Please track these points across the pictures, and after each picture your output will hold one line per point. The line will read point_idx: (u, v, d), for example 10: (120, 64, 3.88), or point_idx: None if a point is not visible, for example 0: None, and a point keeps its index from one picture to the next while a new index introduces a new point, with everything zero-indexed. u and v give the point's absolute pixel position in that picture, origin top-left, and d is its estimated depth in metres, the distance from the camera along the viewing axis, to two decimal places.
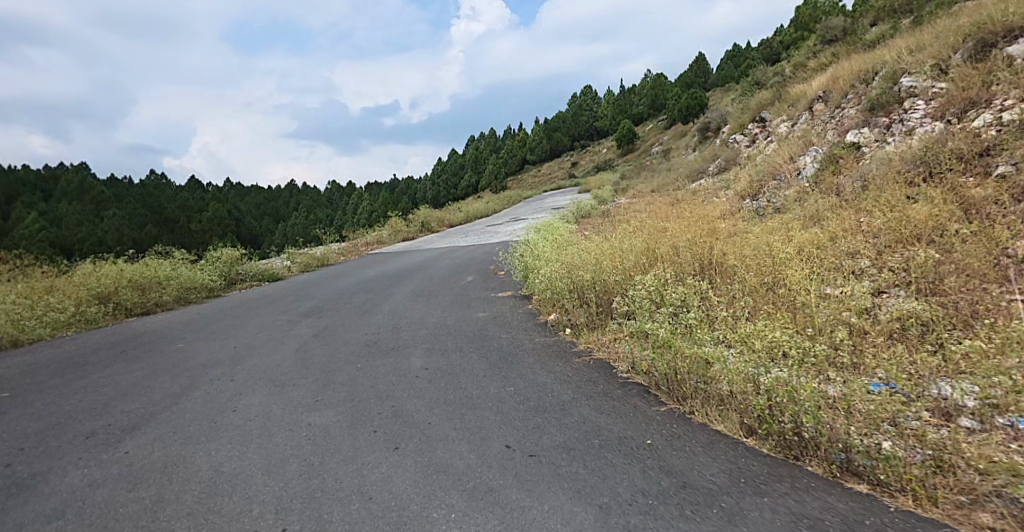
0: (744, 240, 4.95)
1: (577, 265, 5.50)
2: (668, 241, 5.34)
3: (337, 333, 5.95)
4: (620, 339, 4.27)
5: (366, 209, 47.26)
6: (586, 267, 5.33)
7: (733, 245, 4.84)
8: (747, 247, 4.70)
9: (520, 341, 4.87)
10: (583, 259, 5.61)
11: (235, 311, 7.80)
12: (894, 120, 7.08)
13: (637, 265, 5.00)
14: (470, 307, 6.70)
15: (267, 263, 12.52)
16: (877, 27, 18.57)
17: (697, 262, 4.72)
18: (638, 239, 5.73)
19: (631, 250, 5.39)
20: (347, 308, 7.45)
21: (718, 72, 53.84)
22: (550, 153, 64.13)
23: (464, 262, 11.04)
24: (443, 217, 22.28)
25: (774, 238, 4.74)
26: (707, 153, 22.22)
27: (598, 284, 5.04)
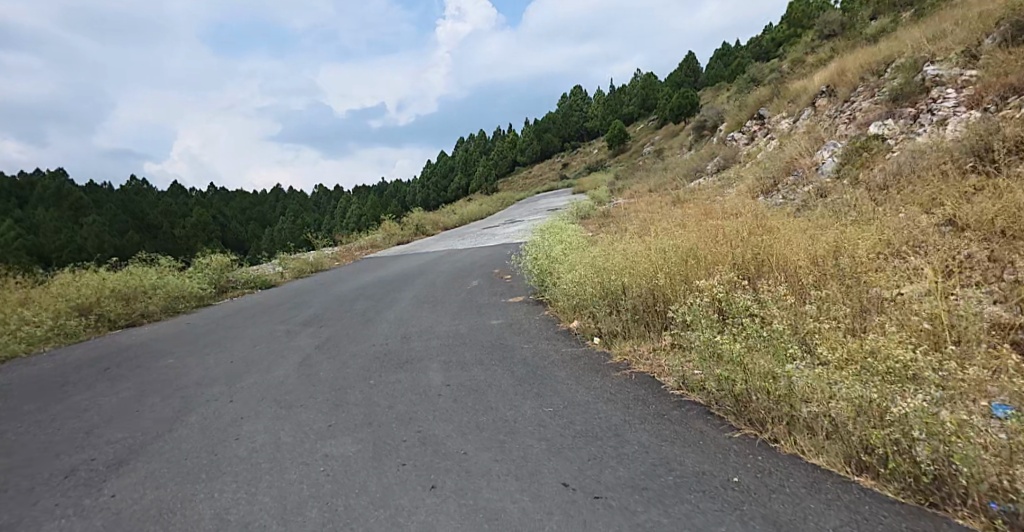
0: (785, 232, 4.57)
1: (602, 268, 5.10)
2: (699, 238, 4.96)
3: (341, 345, 5.53)
4: (661, 350, 3.88)
5: (356, 212, 46.62)
6: (613, 270, 4.94)
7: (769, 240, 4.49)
8: (787, 241, 4.34)
9: (545, 352, 4.47)
10: (607, 261, 5.20)
11: (229, 321, 7.35)
12: (920, 110, 7.06)
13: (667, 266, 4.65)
14: (482, 314, 6.29)
15: (258, 270, 12.03)
16: (877, 22, 18.55)
17: (734, 256, 4.32)
18: (665, 239, 5.35)
19: (657, 248, 4.99)
20: (348, 316, 7.01)
21: (709, 72, 54.04)
22: (540, 153, 63.89)
23: (466, 265, 10.66)
24: (437, 220, 21.85)
25: (815, 234, 4.41)
26: (704, 152, 22.05)
27: (626, 286, 4.65)
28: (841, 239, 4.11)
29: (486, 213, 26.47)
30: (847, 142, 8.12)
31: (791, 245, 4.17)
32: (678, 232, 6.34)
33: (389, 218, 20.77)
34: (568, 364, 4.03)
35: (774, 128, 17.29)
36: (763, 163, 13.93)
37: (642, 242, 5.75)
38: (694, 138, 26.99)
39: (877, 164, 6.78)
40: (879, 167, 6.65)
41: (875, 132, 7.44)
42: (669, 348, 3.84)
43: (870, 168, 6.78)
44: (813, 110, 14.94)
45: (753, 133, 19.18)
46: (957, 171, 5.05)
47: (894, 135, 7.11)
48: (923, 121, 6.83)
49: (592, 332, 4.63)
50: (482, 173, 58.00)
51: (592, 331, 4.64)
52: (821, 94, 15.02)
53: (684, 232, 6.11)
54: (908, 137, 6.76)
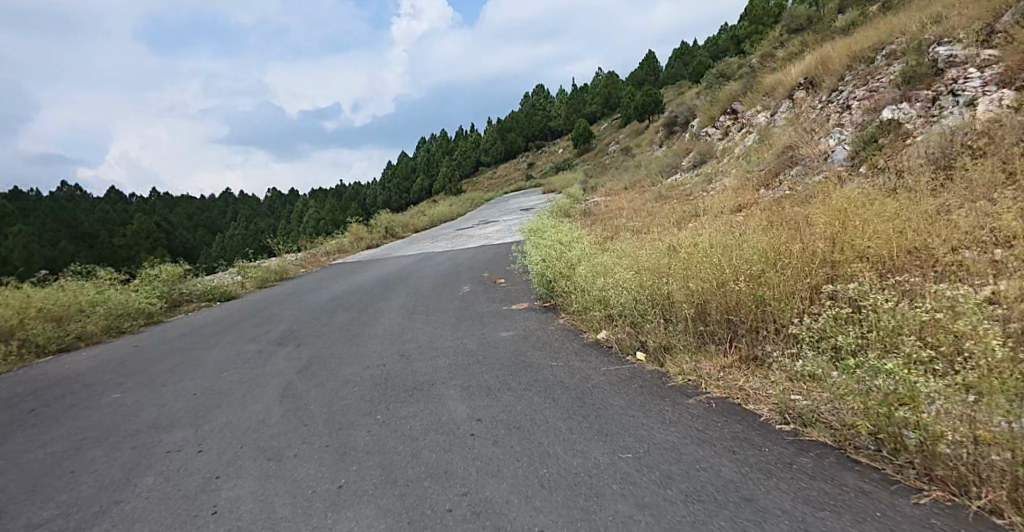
0: (845, 218, 4.04)
1: (637, 273, 4.48)
2: (743, 237, 4.41)
3: (329, 369, 4.70)
4: (734, 369, 3.22)
5: (316, 214, 44.78)
6: (651, 274, 4.32)
7: (822, 229, 3.96)
8: (845, 230, 3.82)
9: (581, 371, 3.78)
10: (641, 266, 4.62)
11: (190, 340, 6.37)
12: (939, 92, 7.00)
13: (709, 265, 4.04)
14: (490, 325, 5.58)
15: (214, 279, 10.87)
16: (845, 17, 18.94)
17: (797, 250, 3.74)
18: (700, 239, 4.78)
19: (699, 247, 4.40)
20: (331, 332, 6.16)
21: (669, 70, 54.91)
22: (505, 153, 63.37)
23: (452, 269, 9.94)
24: (406, 222, 20.86)
25: (875, 218, 3.91)
26: (678, 148, 21.96)
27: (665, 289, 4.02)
28: (913, 232, 3.65)
29: (455, 213, 25.62)
30: (858, 130, 7.99)
31: (862, 235, 3.66)
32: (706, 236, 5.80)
33: (356, 220, 19.68)
34: (622, 388, 3.34)
35: (752, 122, 17.28)
36: (749, 161, 13.78)
37: (670, 245, 5.19)
38: (665, 135, 27.00)
39: (902, 150, 6.56)
40: (901, 152, 6.53)
41: (891, 116, 7.35)
42: (746, 366, 3.19)
43: (890, 154, 6.67)
44: (791, 103, 15.39)
45: (728, 128, 19.19)
46: (996, 151, 4.99)
47: (911, 119, 7.04)
48: (946, 103, 6.71)
49: (636, 345, 3.96)
50: (446, 174, 57.01)
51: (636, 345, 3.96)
52: (799, 86, 15.47)
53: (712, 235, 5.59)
54: (934, 120, 6.62)
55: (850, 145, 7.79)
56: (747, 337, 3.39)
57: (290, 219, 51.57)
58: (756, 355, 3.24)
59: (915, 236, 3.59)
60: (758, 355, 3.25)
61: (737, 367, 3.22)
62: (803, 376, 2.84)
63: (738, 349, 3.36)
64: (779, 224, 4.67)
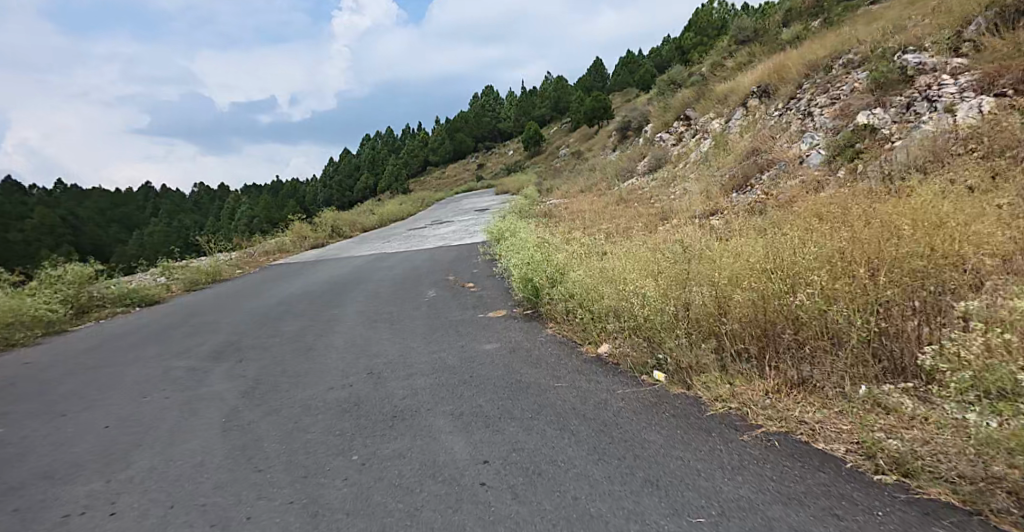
0: (885, 216, 3.59)
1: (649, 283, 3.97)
2: (763, 240, 3.93)
3: (280, 391, 3.95)
4: (778, 395, 2.60)
5: (251, 210, 42.26)
6: (665, 284, 3.79)
7: (850, 228, 3.52)
8: (881, 228, 3.35)
9: (593, 395, 3.20)
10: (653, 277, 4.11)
11: (101, 356, 5.35)
12: (914, 97, 6.83)
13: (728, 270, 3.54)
14: (475, 336, 5.06)
15: (132, 281, 9.59)
16: (791, 30, 19.68)
17: (833, 247, 3.20)
18: (716, 246, 4.33)
19: (717, 256, 3.92)
20: (280, 344, 5.36)
21: (616, 77, 56.03)
22: (454, 153, 62.52)
23: (412, 272, 9.29)
24: (354, 220, 19.78)
25: (903, 213, 3.50)
26: (632, 152, 22.06)
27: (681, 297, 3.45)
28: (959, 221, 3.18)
29: (404, 213, 24.65)
30: (831, 136, 7.83)
31: (910, 230, 3.17)
32: (704, 239, 5.41)
33: (299, 218, 18.42)
34: (646, 419, 2.73)
35: (706, 129, 17.47)
36: (707, 167, 13.89)
37: (677, 251, 4.76)
38: (618, 139, 27.18)
39: (881, 155, 6.43)
40: (880, 157, 6.45)
41: (865, 121, 7.19)
42: (796, 393, 2.56)
43: (869, 159, 6.59)
44: (745, 111, 15.65)
45: (681, 135, 19.42)
46: (983, 155, 4.97)
47: (886, 124, 6.89)
48: (922, 108, 6.54)
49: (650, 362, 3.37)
50: (393, 173, 55.58)
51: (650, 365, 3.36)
52: (752, 95, 15.76)
53: (714, 238, 5.20)
54: (912, 125, 6.43)
55: (826, 148, 7.59)
56: (791, 356, 2.76)
57: (222, 215, 48.50)
58: (801, 377, 2.63)
59: (970, 224, 3.12)
60: (803, 378, 2.63)
61: (781, 393, 2.60)
62: (876, 407, 2.25)
63: (779, 370, 2.74)
64: (794, 223, 4.29)
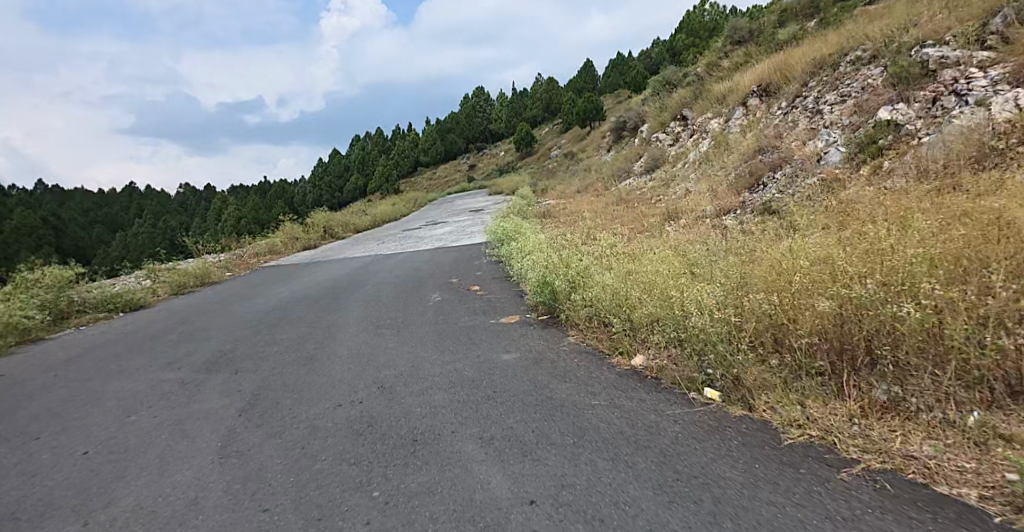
0: (950, 213, 3.25)
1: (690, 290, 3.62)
2: (814, 241, 3.57)
3: (282, 409, 3.57)
4: (867, 421, 2.23)
5: (238, 211, 41.52)
6: (708, 289, 3.42)
7: (910, 224, 3.20)
8: (949, 225, 3.04)
9: (640, 416, 2.82)
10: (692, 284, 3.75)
11: (81, 368, 4.92)
12: (940, 92, 6.56)
13: (781, 273, 3.18)
14: (492, 345, 4.70)
15: (115, 285, 9.11)
16: (788, 30, 19.58)
17: (902, 245, 2.87)
18: (758, 249, 3.98)
19: (763, 259, 3.56)
20: (278, 354, 4.98)
21: (608, 78, 55.97)
22: (444, 154, 62.06)
23: (412, 275, 8.94)
24: (347, 221, 19.33)
25: (967, 209, 3.20)
26: (628, 153, 21.80)
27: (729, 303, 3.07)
28: None
29: (397, 213, 24.24)
30: (850, 132, 7.59)
31: (984, 226, 2.86)
32: (733, 241, 5.08)
33: (290, 219, 17.95)
34: (711, 446, 2.35)
35: (705, 129, 17.25)
36: (709, 166, 13.66)
37: (712, 257, 4.42)
38: (613, 139, 26.93)
39: (908, 153, 6.17)
40: (907, 154, 6.18)
41: (888, 117, 6.94)
42: (888, 418, 2.22)
43: (894, 155, 6.31)
44: (745, 110, 15.46)
45: (678, 135, 19.19)
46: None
47: (910, 120, 6.62)
48: (951, 102, 6.28)
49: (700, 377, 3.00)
50: (384, 174, 55.05)
51: (700, 381, 2.99)
52: (753, 94, 15.56)
53: (746, 240, 4.87)
54: (941, 121, 6.17)
55: (846, 146, 7.31)
56: (871, 374, 2.43)
57: (209, 216, 47.56)
58: (892, 398, 2.27)
59: None
60: (893, 401, 2.28)
61: (871, 417, 2.24)
62: (998, 439, 1.93)
63: (861, 389, 2.39)
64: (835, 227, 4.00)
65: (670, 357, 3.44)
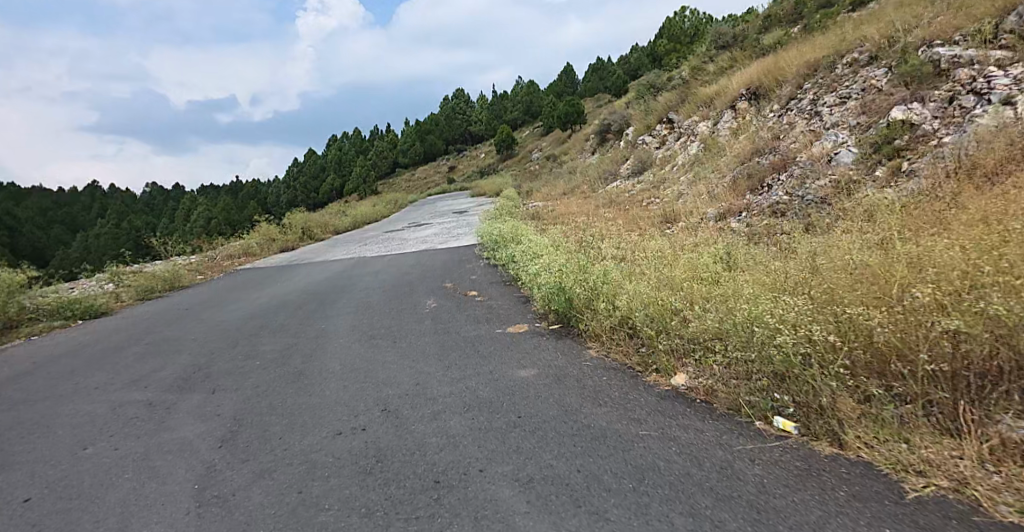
0: None
1: (738, 300, 3.19)
2: (878, 247, 3.18)
3: (272, 440, 3.07)
4: (1007, 468, 1.79)
5: (208, 211, 40.11)
6: (762, 299, 2.99)
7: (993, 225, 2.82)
8: None
9: (704, 451, 2.34)
10: (737, 294, 3.32)
11: (31, 387, 4.32)
12: (957, 91, 6.20)
13: (849, 280, 2.76)
14: (505, 360, 4.22)
15: (76, 289, 8.41)
16: (773, 34, 19.51)
17: (1000, 246, 2.46)
18: (809, 252, 3.57)
19: (823, 265, 3.14)
20: (261, 370, 4.44)
21: (588, 82, 55.90)
22: (423, 155, 61.24)
23: (401, 278, 8.40)
24: (325, 222, 18.59)
25: None
26: (614, 155, 21.54)
27: (795, 316, 2.62)
28: None
29: (378, 215, 23.58)
30: (859, 133, 7.20)
31: None
32: (767, 248, 4.70)
33: (265, 219, 17.20)
34: (813, 498, 1.88)
35: (693, 132, 17.03)
36: (701, 169, 13.42)
37: (751, 265, 4.02)
38: (597, 142, 26.65)
39: (928, 153, 5.78)
40: (927, 153, 5.81)
41: (901, 117, 6.55)
42: None
43: (914, 156, 5.93)
44: (733, 113, 15.26)
45: (665, 138, 18.99)
46: None
47: (926, 120, 6.24)
48: (969, 102, 5.93)
49: (763, 403, 2.54)
50: (361, 176, 53.98)
51: (763, 408, 2.53)
52: (741, 97, 15.38)
53: (783, 247, 4.49)
54: (962, 120, 5.80)
55: (858, 146, 6.91)
56: (995, 405, 2.00)
57: (177, 216, 45.89)
58: None
59: None
60: None
61: (1012, 464, 1.80)
62: None
63: (986, 423, 1.95)
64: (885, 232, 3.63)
65: (717, 376, 2.98)
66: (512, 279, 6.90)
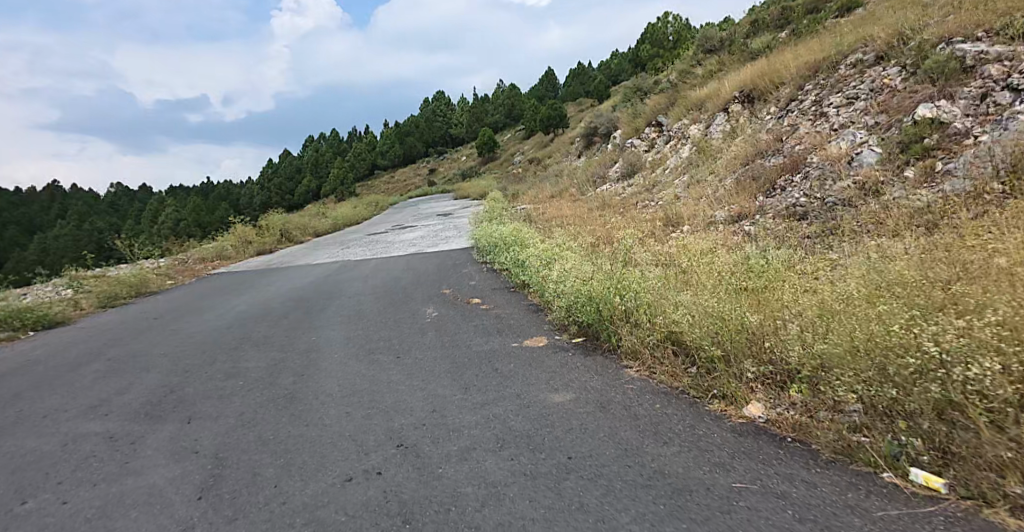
0: None
1: (833, 322, 2.70)
2: (986, 271, 2.78)
3: (262, 493, 2.47)
4: None
5: (177, 213, 38.61)
6: (871, 319, 2.51)
7: None
8: None
9: (837, 515, 1.81)
10: (825, 315, 2.84)
11: None
12: (989, 87, 5.92)
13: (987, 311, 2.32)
14: (531, 382, 3.65)
15: (28, 297, 7.58)
16: (762, 38, 19.36)
17: None
18: (894, 268, 3.13)
19: (933, 290, 2.69)
20: (244, 394, 3.80)
21: (570, 86, 55.70)
22: (402, 157, 60.25)
23: (393, 284, 7.78)
24: (303, 224, 17.74)
25: None
26: (602, 158, 21.17)
27: (937, 345, 2.14)
28: None
29: (359, 217, 22.80)
30: (880, 132, 6.87)
31: None
32: (818, 257, 4.25)
33: (240, 221, 16.32)
34: None
35: (684, 134, 16.71)
36: (696, 171, 13.08)
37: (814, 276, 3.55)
38: (583, 146, 26.26)
39: (966, 153, 5.43)
40: (964, 151, 5.48)
41: (928, 114, 6.22)
42: None
43: (948, 155, 5.60)
44: (726, 116, 14.96)
45: (655, 141, 18.69)
46: None
47: (957, 118, 5.92)
48: (1005, 98, 5.64)
49: (890, 448, 2.02)
50: (339, 177, 52.79)
51: (890, 453, 2.01)
52: (735, 100, 15.12)
53: (840, 259, 4.03)
54: (1000, 117, 5.49)
55: (882, 145, 6.54)
56: None
57: (144, 217, 44.09)
58: None
59: None
60: None
61: None
62: None
63: None
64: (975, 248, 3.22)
65: (808, 414, 2.47)
66: (515, 288, 6.36)
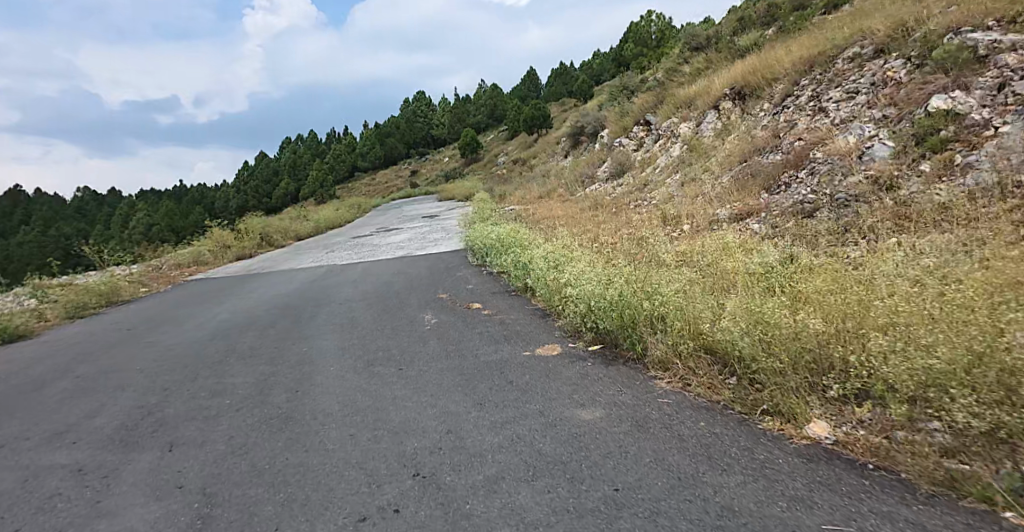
0: None
1: (906, 334, 2.45)
2: None
3: None
4: None
5: (151, 218, 37.45)
6: (962, 336, 2.25)
7: None
8: None
9: None
10: (893, 328, 2.59)
11: None
12: (1005, 77, 5.81)
13: None
14: (553, 397, 3.33)
15: None
16: (749, 36, 19.29)
17: None
18: (954, 279, 2.92)
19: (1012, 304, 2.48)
20: (232, 415, 3.40)
21: (552, 86, 55.50)
22: (383, 158, 59.45)
23: (384, 289, 7.38)
24: (284, 227, 17.14)
25: None
26: (590, 158, 20.96)
27: None
28: None
29: (342, 220, 22.25)
30: (891, 126, 6.75)
31: None
32: (849, 258, 4.01)
33: (217, 225, 15.69)
34: None
35: (674, 133, 16.55)
36: (688, 170, 12.90)
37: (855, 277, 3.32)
38: (570, 146, 26.04)
39: (987, 145, 5.29)
40: (984, 143, 5.37)
41: (943, 106, 6.13)
42: None
43: (967, 148, 5.48)
44: (717, 114, 14.82)
45: (643, 141, 18.53)
46: None
47: (974, 109, 5.81)
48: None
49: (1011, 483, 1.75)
50: (318, 179, 51.79)
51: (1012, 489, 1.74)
52: (725, 97, 15.00)
53: (874, 258, 3.80)
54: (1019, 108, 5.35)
55: (893, 139, 6.39)
56: None
57: (115, 222, 42.71)
58: None
59: None
60: None
61: None
62: None
63: None
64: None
65: (886, 438, 2.19)
66: (517, 293, 6.03)
